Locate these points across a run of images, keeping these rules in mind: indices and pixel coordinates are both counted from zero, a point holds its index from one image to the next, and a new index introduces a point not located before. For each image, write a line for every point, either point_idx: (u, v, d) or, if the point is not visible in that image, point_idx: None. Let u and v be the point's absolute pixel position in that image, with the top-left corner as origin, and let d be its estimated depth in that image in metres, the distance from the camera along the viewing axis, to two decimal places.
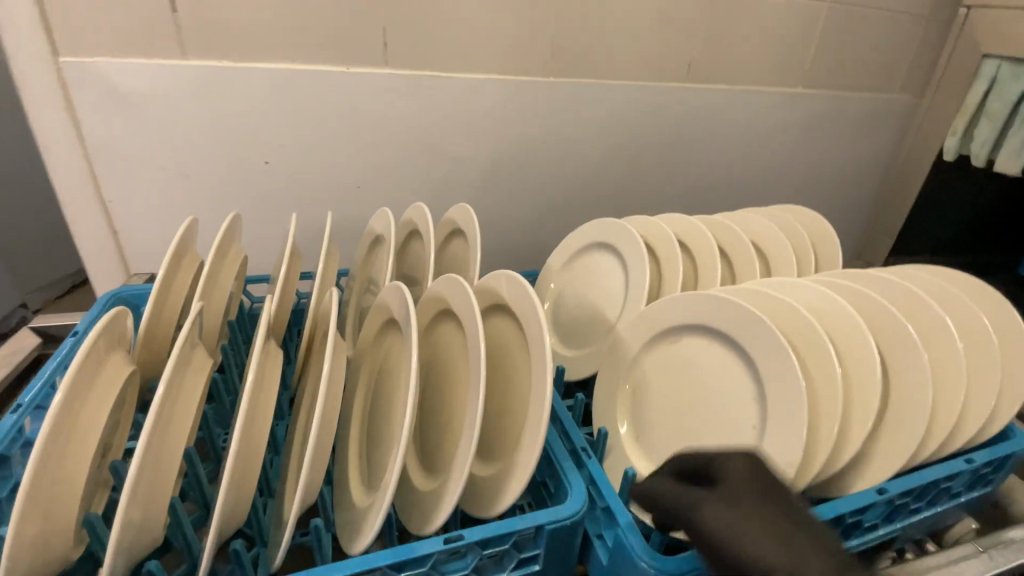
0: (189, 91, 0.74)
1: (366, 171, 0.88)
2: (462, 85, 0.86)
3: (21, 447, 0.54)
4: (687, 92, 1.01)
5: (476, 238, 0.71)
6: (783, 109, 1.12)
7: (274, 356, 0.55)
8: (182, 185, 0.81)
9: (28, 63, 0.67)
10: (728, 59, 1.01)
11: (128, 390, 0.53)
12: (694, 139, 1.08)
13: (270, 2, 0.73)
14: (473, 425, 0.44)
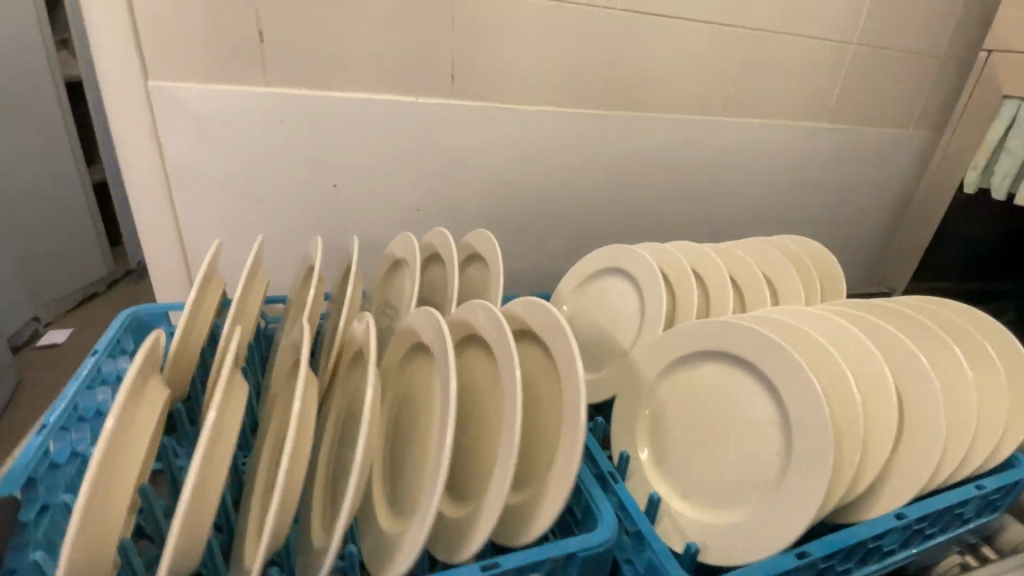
0: (257, 117, 0.88)
1: (425, 197, 1.03)
2: (523, 117, 1.03)
3: (47, 469, 0.54)
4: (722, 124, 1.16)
5: (498, 265, 0.71)
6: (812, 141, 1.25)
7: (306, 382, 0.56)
8: (247, 202, 0.93)
9: (123, 90, 0.80)
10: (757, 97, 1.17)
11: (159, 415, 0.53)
12: (726, 167, 1.21)
13: (372, 45, 0.89)
14: (512, 453, 0.44)
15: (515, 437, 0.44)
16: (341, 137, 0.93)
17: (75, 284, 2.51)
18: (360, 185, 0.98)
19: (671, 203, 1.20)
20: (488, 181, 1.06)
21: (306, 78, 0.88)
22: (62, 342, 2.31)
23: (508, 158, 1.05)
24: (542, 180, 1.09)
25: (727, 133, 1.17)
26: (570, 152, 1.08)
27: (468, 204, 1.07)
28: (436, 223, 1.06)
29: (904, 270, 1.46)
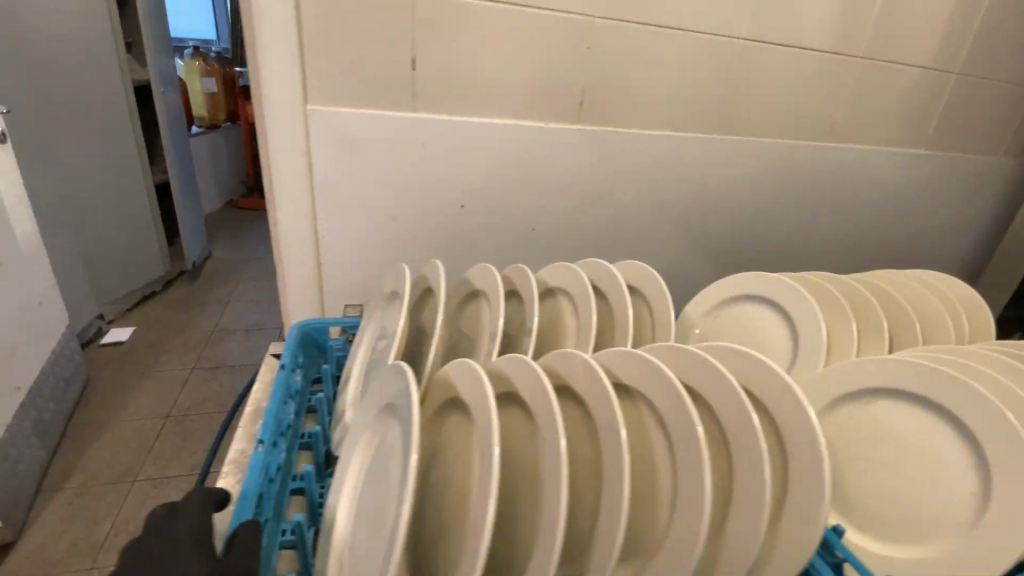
0: (399, 137, 0.95)
1: (544, 217, 1.10)
2: (646, 140, 1.09)
3: (269, 484, 0.58)
4: (820, 149, 1.24)
5: (667, 302, 0.70)
6: (904, 166, 1.33)
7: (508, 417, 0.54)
8: (381, 218, 1.01)
9: (288, 112, 0.88)
10: (853, 124, 1.24)
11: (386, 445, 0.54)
12: (822, 191, 1.28)
13: (521, 74, 0.97)
14: (761, 500, 0.45)
15: (761, 486, 0.46)
16: (469, 158, 1.01)
17: (135, 283, 2.57)
18: (482, 205, 1.06)
19: (761, 222, 1.27)
20: (598, 202, 1.11)
21: (445, 104, 0.95)
22: (126, 340, 2.37)
23: (619, 181, 1.10)
24: (649, 201, 1.14)
25: (814, 156, 1.24)
26: (675, 174, 1.14)
27: (579, 221, 1.12)
28: (549, 242, 1.13)
29: (996, 299, 1.48)
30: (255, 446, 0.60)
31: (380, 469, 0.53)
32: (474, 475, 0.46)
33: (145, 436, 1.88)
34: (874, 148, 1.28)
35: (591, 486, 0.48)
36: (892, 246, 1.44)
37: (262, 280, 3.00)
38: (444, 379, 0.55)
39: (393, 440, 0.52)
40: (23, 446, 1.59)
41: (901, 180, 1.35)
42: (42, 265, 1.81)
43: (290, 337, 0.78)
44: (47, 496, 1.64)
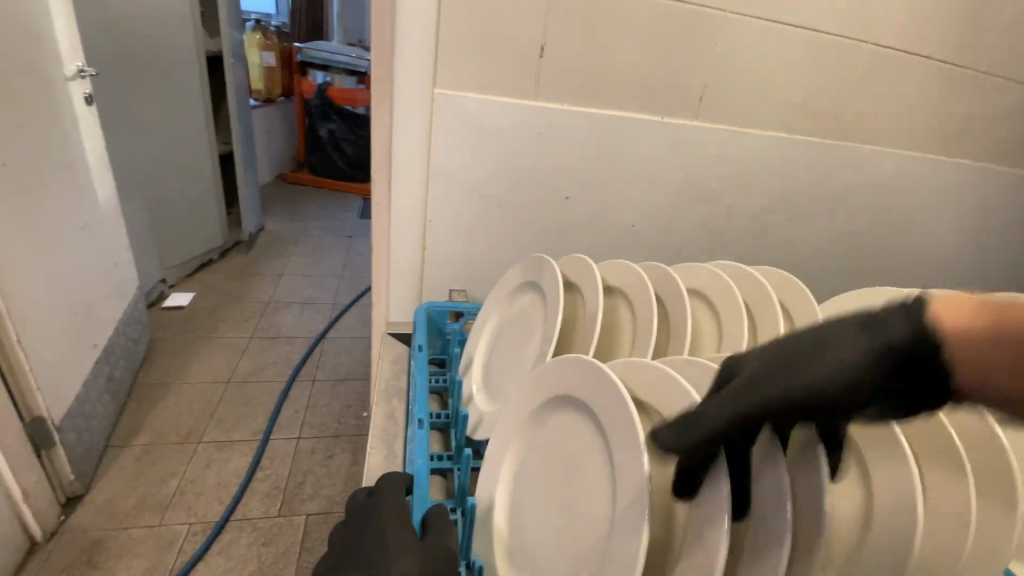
0: (518, 126, 0.94)
1: (646, 215, 1.09)
2: (758, 142, 1.06)
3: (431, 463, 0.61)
4: (926, 161, 1.20)
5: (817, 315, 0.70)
6: (1003, 182, 1.30)
7: None
8: (491, 206, 1.01)
9: (415, 97, 0.88)
10: (963, 136, 1.20)
11: (559, 433, 0.54)
12: (922, 204, 1.25)
13: (641, 65, 0.94)
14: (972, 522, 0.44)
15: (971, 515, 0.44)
16: (582, 151, 0.99)
17: (196, 251, 2.62)
18: (589, 198, 1.05)
19: (858, 232, 1.23)
20: (702, 201, 1.09)
21: (564, 93, 0.94)
22: (186, 305, 2.42)
23: (725, 182, 1.09)
24: (752, 204, 1.13)
25: (920, 167, 1.20)
26: (780, 178, 1.11)
27: (680, 219, 1.11)
28: (648, 239, 1.12)
29: None
30: (415, 426, 0.63)
31: (547, 451, 0.55)
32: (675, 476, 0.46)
33: (207, 400, 1.92)
34: (976, 162, 1.25)
35: None
36: (978, 263, 1.41)
37: (313, 255, 3.04)
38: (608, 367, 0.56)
39: (566, 424, 0.54)
40: (95, 400, 1.63)
41: (997, 197, 1.33)
42: (118, 227, 1.84)
43: (416, 318, 0.83)
44: (115, 451, 1.68)
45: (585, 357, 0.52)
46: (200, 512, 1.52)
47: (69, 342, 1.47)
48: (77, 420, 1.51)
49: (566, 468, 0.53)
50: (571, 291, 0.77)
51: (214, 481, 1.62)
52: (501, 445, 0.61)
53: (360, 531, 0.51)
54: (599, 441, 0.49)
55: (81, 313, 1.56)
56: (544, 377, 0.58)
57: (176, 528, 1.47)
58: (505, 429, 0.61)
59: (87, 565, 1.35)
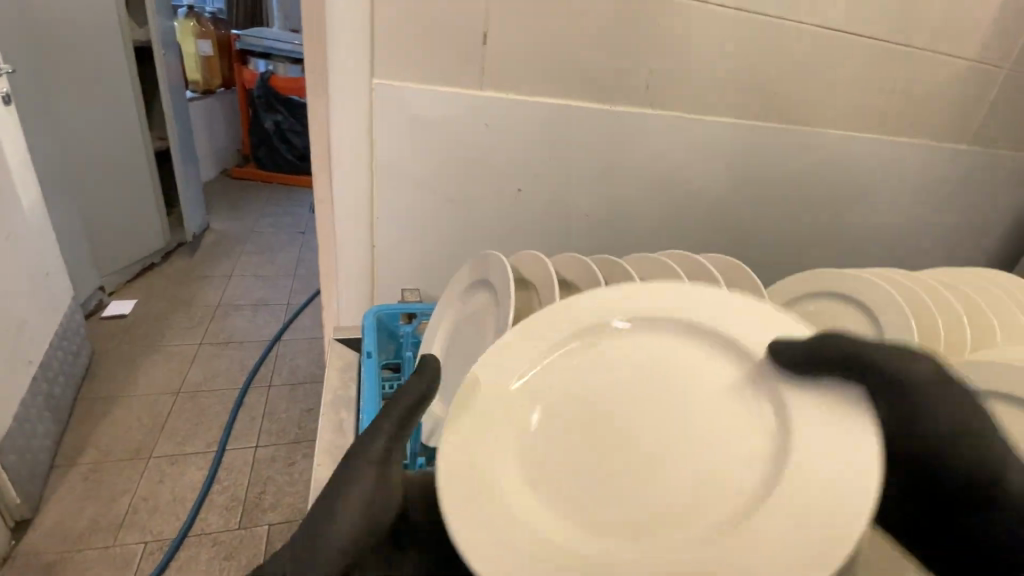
0: (463, 115, 0.91)
1: (600, 205, 1.08)
2: (705, 126, 1.06)
3: None
4: (869, 142, 1.23)
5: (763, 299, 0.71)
6: (942, 161, 1.35)
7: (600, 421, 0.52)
8: (439, 200, 0.98)
9: (353, 87, 0.84)
10: (903, 117, 1.24)
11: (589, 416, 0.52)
12: (867, 181, 1.29)
13: (588, 50, 0.93)
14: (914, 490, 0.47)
15: None
16: (531, 142, 0.98)
17: (136, 254, 2.47)
18: (540, 189, 1.03)
19: (804, 213, 1.27)
20: (655, 186, 1.10)
21: (510, 81, 0.91)
22: (129, 313, 2.28)
23: (676, 168, 1.09)
24: (704, 190, 1.14)
25: (862, 148, 1.24)
26: (730, 165, 1.13)
27: (633, 208, 1.11)
28: (601, 227, 1.11)
29: None
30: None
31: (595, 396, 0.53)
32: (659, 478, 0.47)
33: (157, 412, 1.83)
34: (916, 143, 1.29)
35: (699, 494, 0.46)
36: (917, 239, 1.48)
37: (264, 254, 2.91)
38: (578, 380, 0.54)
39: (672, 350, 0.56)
40: (36, 419, 1.52)
41: (940, 176, 1.37)
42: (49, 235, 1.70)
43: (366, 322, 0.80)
44: (59, 471, 1.57)
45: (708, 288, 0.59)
46: (156, 530, 1.45)
47: (5, 360, 1.36)
48: (18, 442, 1.40)
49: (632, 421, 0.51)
50: (525, 287, 0.76)
51: (169, 496, 1.54)
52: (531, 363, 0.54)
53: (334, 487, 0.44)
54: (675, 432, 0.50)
55: (18, 327, 1.44)
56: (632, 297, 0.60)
57: (131, 547, 1.40)
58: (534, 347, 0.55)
59: None
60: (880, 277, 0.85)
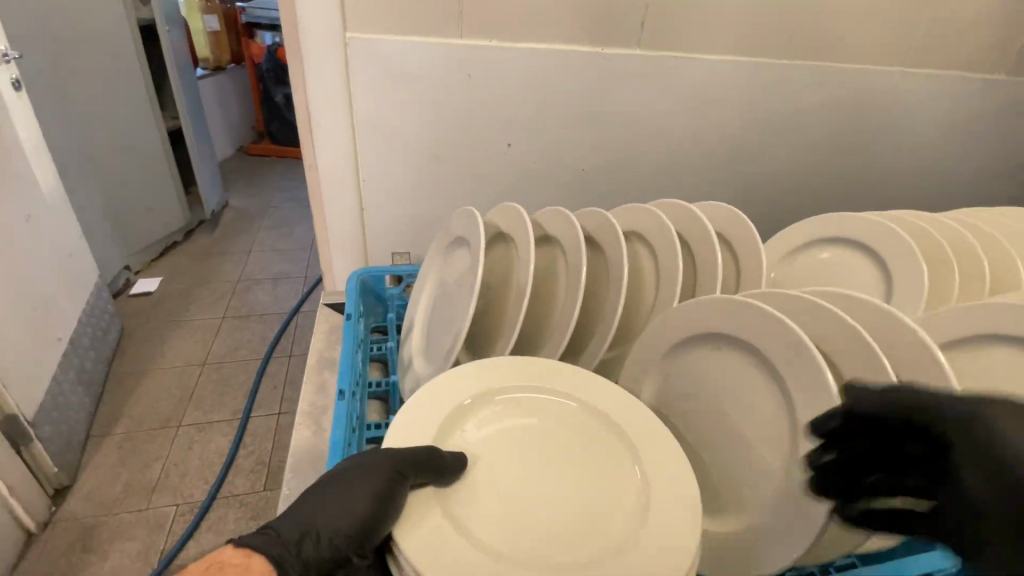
0: (445, 68, 0.88)
1: (595, 158, 1.04)
2: (711, 66, 0.98)
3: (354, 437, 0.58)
4: (906, 80, 1.11)
5: (755, 244, 0.67)
6: (997, 98, 1.19)
7: (509, 458, 0.51)
8: (425, 159, 0.95)
9: (327, 42, 0.81)
10: (953, 49, 1.09)
11: (502, 457, 0.51)
12: (900, 122, 1.17)
13: None
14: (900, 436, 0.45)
15: None
16: (518, 94, 0.93)
17: (158, 233, 2.53)
18: (531, 143, 0.99)
19: (823, 158, 1.18)
20: (657, 136, 1.04)
21: (491, 27, 0.86)
22: (154, 291, 2.36)
23: (680, 117, 1.02)
24: (711, 137, 1.07)
25: (898, 86, 1.11)
26: (742, 110, 1.05)
27: (632, 159, 1.05)
28: (598, 180, 1.07)
29: None
30: (336, 396, 0.60)
31: (518, 447, 0.52)
32: (571, 506, 0.47)
33: (184, 384, 1.90)
34: (965, 79, 1.14)
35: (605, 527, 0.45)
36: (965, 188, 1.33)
37: (282, 229, 2.95)
38: (494, 429, 0.53)
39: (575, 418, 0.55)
40: (68, 394, 1.59)
41: (994, 115, 1.21)
42: (69, 217, 1.73)
43: (349, 286, 0.78)
44: (96, 440, 1.66)
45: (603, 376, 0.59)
46: (186, 493, 1.53)
47: (31, 341, 1.41)
48: (52, 415, 1.47)
49: (549, 467, 0.50)
50: (506, 244, 0.74)
51: (198, 461, 1.62)
52: (441, 404, 0.54)
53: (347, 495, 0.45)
54: (573, 476, 0.49)
55: (42, 308, 1.48)
56: (566, 376, 0.58)
57: (164, 509, 1.48)
58: (460, 388, 0.55)
59: (82, 552, 1.36)
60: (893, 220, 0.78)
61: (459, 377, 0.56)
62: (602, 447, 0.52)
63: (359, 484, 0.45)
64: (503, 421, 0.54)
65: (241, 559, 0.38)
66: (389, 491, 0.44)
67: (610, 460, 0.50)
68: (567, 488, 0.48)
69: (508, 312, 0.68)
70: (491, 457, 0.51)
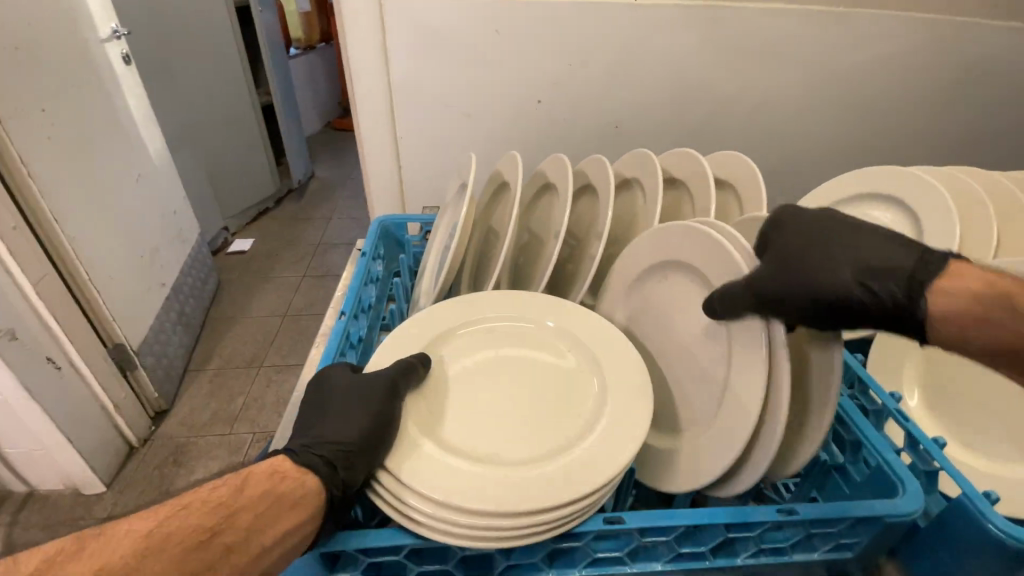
0: (473, 27, 0.91)
1: (628, 114, 1.02)
2: (755, 16, 0.93)
3: (351, 350, 0.66)
4: (993, 26, 0.98)
5: (762, 190, 0.65)
6: None
7: (489, 374, 0.59)
8: (456, 117, 1.00)
9: (363, 5, 0.88)
10: None
11: (482, 371, 0.60)
12: (991, 75, 1.03)
13: None
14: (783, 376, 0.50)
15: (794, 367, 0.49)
16: (545, 50, 0.94)
17: (252, 199, 2.82)
18: (562, 99, 1.00)
19: (894, 115, 1.07)
20: (694, 92, 1.00)
21: None
22: (247, 250, 2.64)
23: (720, 71, 0.98)
24: (757, 93, 1.01)
25: (988, 33, 0.99)
26: (792, 63, 0.98)
27: (668, 117, 1.03)
28: (633, 139, 1.05)
29: None
30: (339, 317, 0.67)
31: (498, 367, 0.60)
32: (540, 417, 0.54)
33: (266, 332, 2.13)
34: None
35: (567, 436, 0.52)
36: None
37: (359, 197, 3.17)
38: (479, 353, 0.62)
39: (550, 347, 0.62)
40: (170, 332, 1.85)
41: None
42: (173, 179, 1.98)
43: (371, 231, 0.84)
44: (192, 374, 1.92)
45: (577, 307, 0.66)
46: (262, 424, 1.74)
47: (137, 284, 1.65)
48: (154, 348, 1.73)
49: (523, 384, 0.58)
50: (508, 191, 0.78)
51: (272, 399, 1.83)
52: (427, 328, 0.63)
53: (347, 403, 0.54)
54: (545, 394, 0.57)
55: (148, 257, 1.73)
56: (545, 308, 0.66)
57: (241, 436, 1.70)
58: (446, 318, 0.65)
59: (173, 465, 1.60)
60: (936, 175, 0.72)
61: (447, 309, 0.66)
62: (573, 371, 0.59)
63: (357, 395, 0.54)
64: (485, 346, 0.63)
65: (295, 472, 0.49)
66: (386, 403, 0.52)
67: (572, 383, 0.58)
68: (536, 404, 0.56)
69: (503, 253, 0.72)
70: (472, 373, 0.59)
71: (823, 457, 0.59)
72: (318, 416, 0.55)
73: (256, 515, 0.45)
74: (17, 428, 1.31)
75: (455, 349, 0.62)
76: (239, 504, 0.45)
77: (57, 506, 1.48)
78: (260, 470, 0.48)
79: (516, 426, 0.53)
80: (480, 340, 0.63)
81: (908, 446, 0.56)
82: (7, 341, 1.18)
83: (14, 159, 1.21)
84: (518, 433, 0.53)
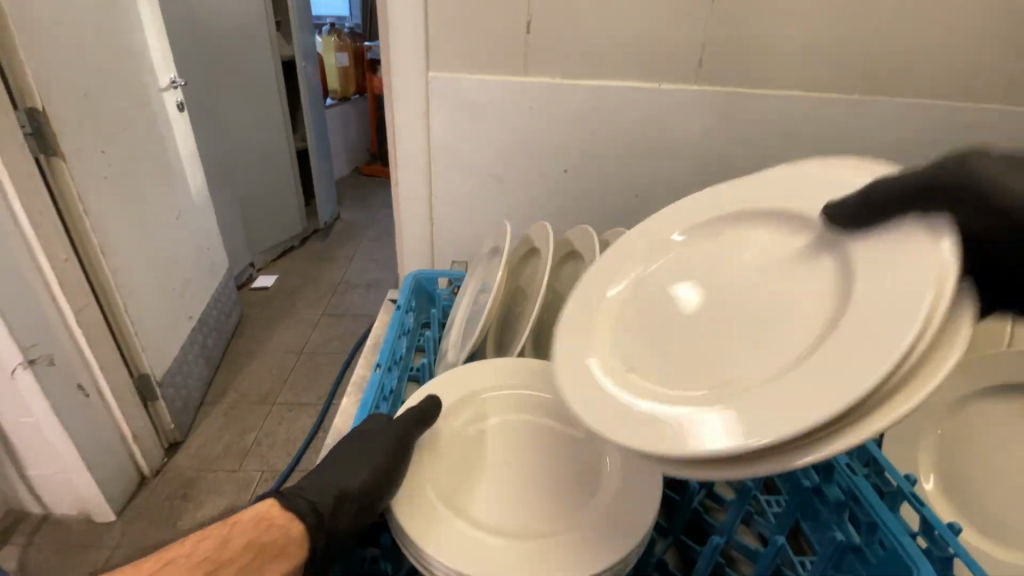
0: (507, 101, 0.99)
1: (650, 185, 1.08)
2: (770, 100, 1.00)
3: (386, 403, 0.70)
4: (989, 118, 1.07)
5: None
6: None
7: (508, 442, 0.63)
8: (486, 180, 1.07)
9: (412, 79, 0.97)
10: None
11: (500, 437, 0.64)
12: None
13: (631, 28, 0.93)
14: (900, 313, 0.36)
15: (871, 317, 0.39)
16: (574, 124, 1.02)
17: (280, 237, 2.93)
18: (587, 168, 1.06)
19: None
20: (714, 168, 1.07)
21: (551, 66, 0.96)
22: (270, 286, 2.72)
23: (739, 149, 1.05)
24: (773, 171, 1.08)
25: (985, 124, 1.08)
26: (805, 144, 1.05)
27: (688, 189, 1.09)
28: (654, 207, 1.11)
29: None
30: (374, 368, 0.71)
31: (517, 436, 0.64)
32: (555, 490, 0.57)
33: (282, 367, 2.17)
34: None
35: (579, 512, 0.54)
36: None
37: (382, 240, 3.27)
38: (500, 418, 0.66)
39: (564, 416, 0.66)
40: (191, 364, 1.89)
41: None
42: (209, 217, 2.08)
43: (405, 284, 0.90)
44: (208, 407, 1.95)
45: None
46: (271, 462, 1.74)
47: (167, 315, 1.71)
48: (176, 379, 1.77)
49: (540, 455, 0.62)
50: (538, 254, 0.83)
51: (283, 437, 1.84)
52: (452, 387, 0.68)
53: (360, 455, 0.56)
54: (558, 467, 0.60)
55: (179, 290, 1.80)
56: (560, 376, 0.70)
57: (250, 473, 1.70)
58: (469, 379, 0.69)
59: (182, 499, 1.60)
60: None
61: (471, 372, 0.70)
62: (585, 445, 0.63)
63: (367, 450, 0.56)
64: (504, 410, 0.67)
65: (283, 520, 0.50)
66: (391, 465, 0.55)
67: (582, 454, 0.62)
68: (546, 477, 0.59)
69: (530, 315, 0.76)
70: (492, 439, 0.63)
71: (839, 535, 0.58)
72: (327, 462, 0.57)
73: (240, 568, 0.46)
74: (40, 451, 1.34)
75: (475, 413, 0.66)
76: (225, 558, 0.46)
77: (65, 532, 1.48)
78: (247, 520, 0.49)
79: (532, 496, 0.57)
80: (498, 404, 0.67)
81: (923, 531, 0.58)
82: (46, 365, 1.23)
83: (73, 197, 1.30)
84: (533, 503, 0.56)
